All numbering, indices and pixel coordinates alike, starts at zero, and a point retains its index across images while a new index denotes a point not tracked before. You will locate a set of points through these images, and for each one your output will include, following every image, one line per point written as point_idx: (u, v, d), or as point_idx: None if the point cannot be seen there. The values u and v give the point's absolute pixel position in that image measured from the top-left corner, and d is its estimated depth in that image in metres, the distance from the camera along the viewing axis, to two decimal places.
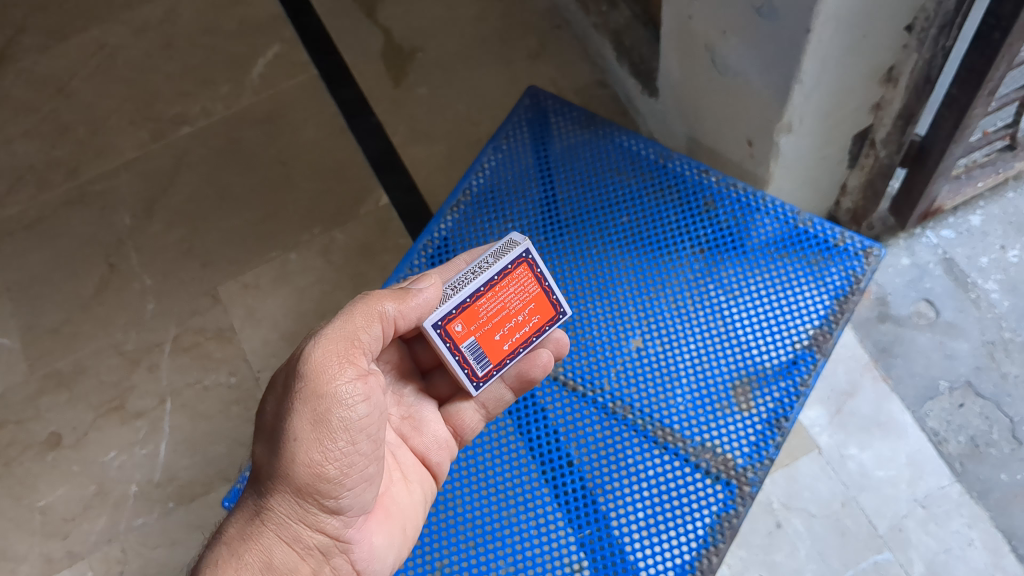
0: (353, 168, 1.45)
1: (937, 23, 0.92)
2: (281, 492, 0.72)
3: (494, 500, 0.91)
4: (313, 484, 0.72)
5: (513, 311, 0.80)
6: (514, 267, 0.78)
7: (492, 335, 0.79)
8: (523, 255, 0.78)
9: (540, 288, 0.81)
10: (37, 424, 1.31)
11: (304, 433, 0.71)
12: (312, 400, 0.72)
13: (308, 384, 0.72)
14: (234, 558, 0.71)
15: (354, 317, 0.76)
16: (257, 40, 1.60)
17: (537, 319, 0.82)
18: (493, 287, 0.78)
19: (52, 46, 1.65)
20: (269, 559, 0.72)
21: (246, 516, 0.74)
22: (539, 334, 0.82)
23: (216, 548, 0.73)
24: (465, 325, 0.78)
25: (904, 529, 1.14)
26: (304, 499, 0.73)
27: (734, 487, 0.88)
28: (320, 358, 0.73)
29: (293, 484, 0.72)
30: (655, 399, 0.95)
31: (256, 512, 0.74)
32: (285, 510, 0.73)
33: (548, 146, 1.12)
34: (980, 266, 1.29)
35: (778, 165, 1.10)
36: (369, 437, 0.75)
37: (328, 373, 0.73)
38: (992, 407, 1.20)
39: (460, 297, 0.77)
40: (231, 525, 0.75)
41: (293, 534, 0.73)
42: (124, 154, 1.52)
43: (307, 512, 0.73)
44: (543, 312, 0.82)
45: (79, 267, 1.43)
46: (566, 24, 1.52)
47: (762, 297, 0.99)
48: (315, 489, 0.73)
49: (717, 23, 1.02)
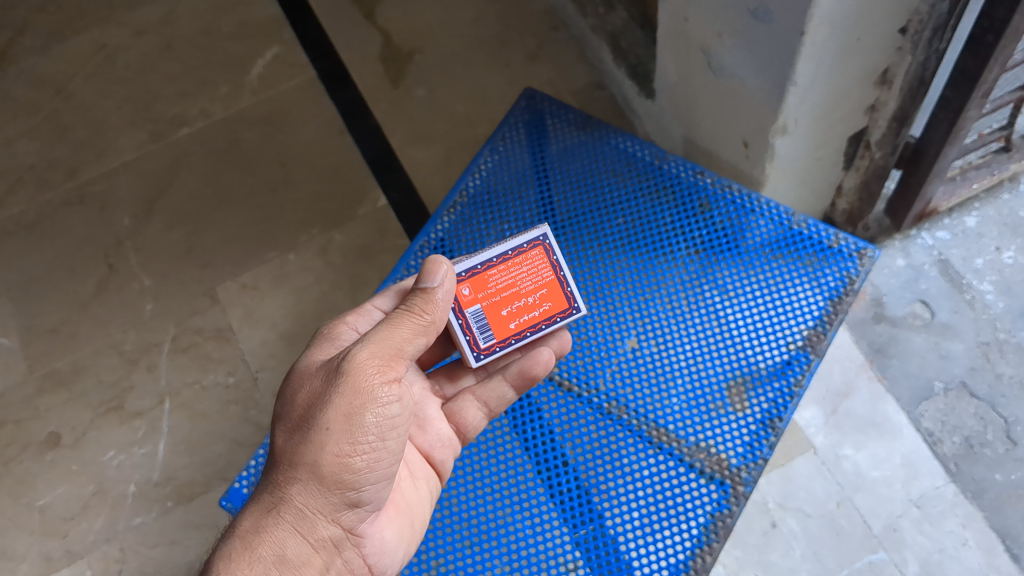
0: (351, 169, 1.45)
1: (930, 25, 0.93)
2: (303, 484, 0.72)
3: (490, 500, 0.91)
4: (339, 478, 0.72)
5: (523, 291, 0.83)
6: (529, 248, 0.84)
7: (499, 309, 0.82)
8: (539, 238, 0.84)
9: (553, 276, 0.84)
10: (37, 424, 1.31)
11: (338, 428, 0.71)
12: (351, 397, 0.72)
13: (350, 382, 0.72)
14: (247, 551, 0.69)
15: (401, 328, 0.75)
16: (256, 41, 1.61)
17: (548, 306, 0.84)
18: (505, 261, 0.83)
19: (52, 47, 1.65)
20: (282, 552, 0.71)
21: (264, 507, 0.72)
22: (550, 324, 0.84)
23: (229, 540, 0.70)
24: (473, 291, 0.82)
25: (898, 529, 1.14)
26: (330, 492, 0.73)
27: (728, 486, 0.88)
28: (367, 361, 0.73)
29: (323, 479, 0.72)
30: (650, 399, 0.94)
31: (274, 502, 0.72)
32: (307, 503, 0.72)
33: (545, 147, 1.12)
34: (976, 267, 1.29)
35: (773, 166, 1.11)
36: (397, 438, 0.75)
37: (371, 374, 0.73)
38: (987, 408, 1.21)
39: (473, 261, 0.82)
40: (243, 518, 0.72)
41: (311, 526, 0.73)
42: (123, 154, 1.52)
43: (329, 505, 0.73)
44: (555, 301, 0.84)
45: (78, 267, 1.43)
46: (563, 26, 1.53)
47: (757, 298, 0.99)
48: (340, 484, 0.73)
49: (713, 24, 1.02)
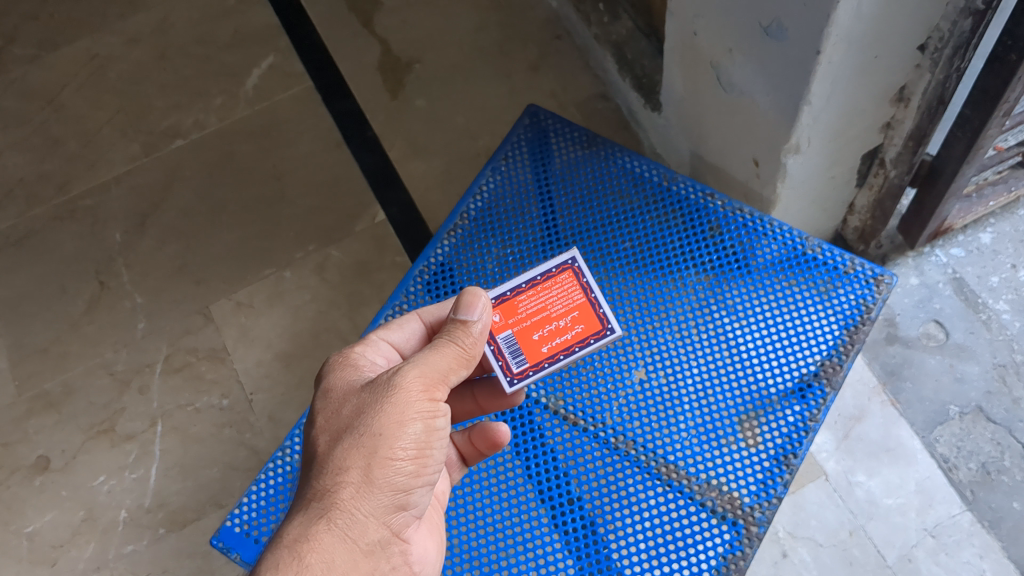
0: (349, 183, 1.42)
1: (951, 43, 0.88)
2: (354, 490, 0.65)
3: (494, 540, 0.86)
4: (391, 486, 0.66)
5: (554, 314, 0.82)
6: (559, 273, 0.83)
7: (531, 333, 0.81)
8: (568, 262, 0.83)
9: (584, 298, 0.82)
10: (25, 447, 1.28)
11: (390, 432, 0.66)
12: (400, 406, 0.67)
13: (399, 392, 0.68)
14: (296, 559, 0.60)
15: (444, 354, 0.71)
16: (251, 51, 1.57)
17: (580, 329, 0.81)
18: (534, 286, 0.83)
19: (43, 56, 1.61)
20: (330, 560, 0.62)
21: (309, 515, 0.64)
22: (583, 346, 0.81)
23: (275, 551, 0.61)
24: (504, 317, 0.82)
25: (913, 560, 1.11)
26: (381, 497, 0.66)
27: (741, 527, 0.83)
28: (419, 376, 0.69)
29: (375, 485, 0.65)
30: (658, 433, 0.89)
31: (322, 508, 0.64)
32: (357, 509, 0.64)
33: (548, 167, 1.07)
34: (990, 285, 1.26)
35: (785, 186, 1.06)
36: (439, 455, 0.70)
37: (419, 389, 0.69)
38: (1004, 433, 1.17)
39: (502, 289, 0.83)
40: (288, 529, 0.63)
41: (359, 533, 0.64)
42: (115, 168, 1.48)
43: (379, 511, 0.66)
44: (587, 323, 0.82)
45: (69, 285, 1.39)
46: (567, 35, 1.49)
47: (770, 327, 0.93)
48: (391, 488, 0.66)
49: (724, 40, 0.99)
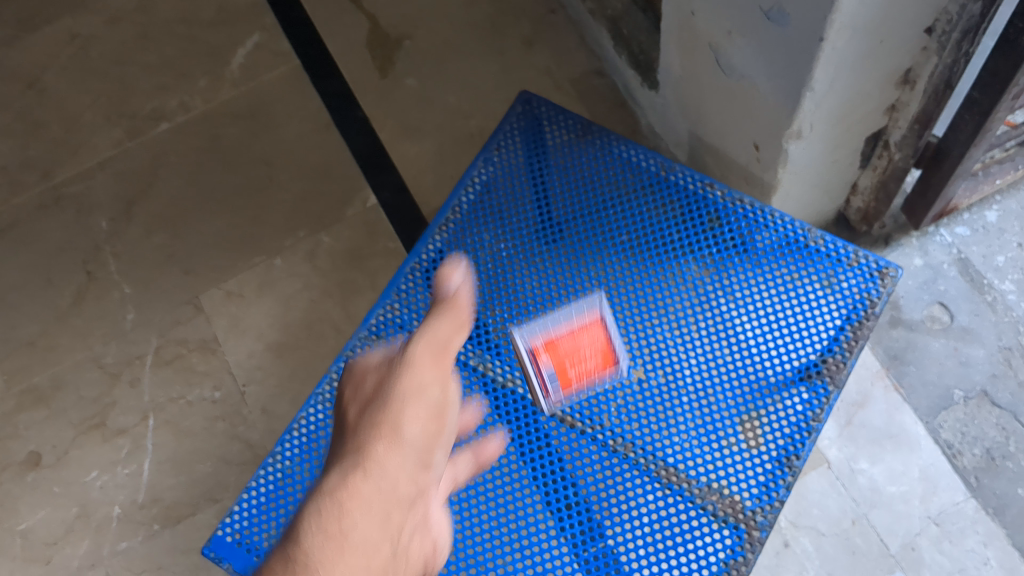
0: (338, 167, 1.38)
1: (959, 27, 0.85)
2: (385, 444, 0.58)
3: (490, 547, 0.84)
4: (420, 443, 0.60)
5: (585, 358, 0.88)
6: (592, 320, 0.90)
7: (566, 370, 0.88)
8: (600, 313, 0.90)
9: (611, 343, 0.89)
10: (15, 443, 1.26)
11: (409, 389, 0.61)
12: (416, 371, 0.63)
13: (411, 357, 0.64)
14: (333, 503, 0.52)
15: (447, 327, 0.68)
16: (236, 29, 1.52)
17: (603, 372, 0.89)
18: (574, 330, 0.89)
19: (22, 37, 1.57)
20: (369, 505, 0.53)
21: (344, 467, 0.56)
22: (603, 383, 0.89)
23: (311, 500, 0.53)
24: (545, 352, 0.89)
25: (917, 548, 1.10)
26: (412, 457, 0.59)
27: (743, 531, 0.81)
28: (426, 347, 0.65)
29: (405, 440, 0.59)
30: (658, 435, 0.87)
31: (354, 461, 0.56)
32: (391, 464, 0.57)
33: (542, 156, 1.04)
34: (996, 266, 1.23)
35: (787, 171, 1.03)
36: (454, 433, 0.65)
37: (433, 356, 0.65)
38: (1009, 418, 1.15)
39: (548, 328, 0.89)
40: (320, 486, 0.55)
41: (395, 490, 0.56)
42: (99, 153, 1.45)
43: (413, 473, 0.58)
44: (609, 364, 0.89)
45: (55, 275, 1.37)
46: (561, 8, 1.45)
47: (771, 321, 0.90)
48: (420, 447, 0.59)
49: (723, 22, 0.95)
